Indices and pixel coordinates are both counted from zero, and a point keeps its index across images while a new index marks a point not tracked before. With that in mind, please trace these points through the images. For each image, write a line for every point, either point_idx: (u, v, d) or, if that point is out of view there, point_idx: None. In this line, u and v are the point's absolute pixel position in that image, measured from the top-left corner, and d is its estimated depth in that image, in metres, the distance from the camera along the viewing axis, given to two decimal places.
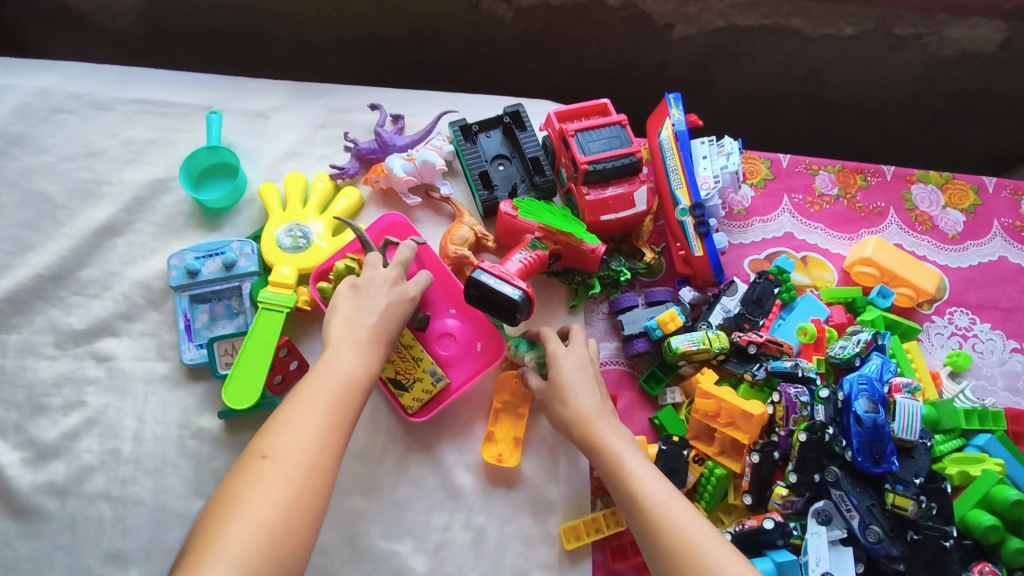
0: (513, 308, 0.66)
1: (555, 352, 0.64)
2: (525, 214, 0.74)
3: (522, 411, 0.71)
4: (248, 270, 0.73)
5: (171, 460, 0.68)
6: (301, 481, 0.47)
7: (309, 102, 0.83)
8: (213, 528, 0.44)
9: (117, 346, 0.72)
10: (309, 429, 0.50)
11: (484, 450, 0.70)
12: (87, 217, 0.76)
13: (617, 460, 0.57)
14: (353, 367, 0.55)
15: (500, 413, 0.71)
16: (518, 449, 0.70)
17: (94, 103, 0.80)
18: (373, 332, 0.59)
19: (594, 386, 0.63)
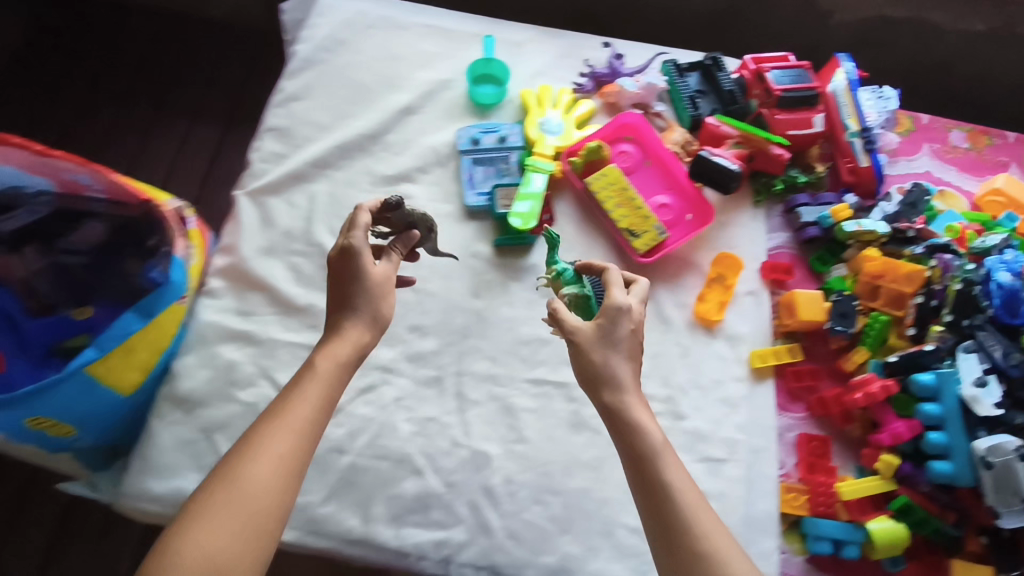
0: (726, 182, 0.89)
1: (622, 302, 0.67)
2: (727, 124, 0.95)
3: (730, 283, 0.91)
4: (516, 144, 0.96)
5: (457, 270, 0.90)
6: (263, 504, 0.56)
7: (553, 40, 1.06)
8: (180, 537, 0.54)
9: (414, 189, 0.95)
10: (263, 464, 0.57)
11: (697, 305, 0.90)
12: (393, 99, 1.00)
13: (651, 442, 0.62)
14: (312, 400, 0.62)
15: (712, 282, 0.91)
16: (723, 309, 0.90)
17: (396, 23, 1.06)
18: (342, 352, 0.65)
19: (637, 352, 0.67)
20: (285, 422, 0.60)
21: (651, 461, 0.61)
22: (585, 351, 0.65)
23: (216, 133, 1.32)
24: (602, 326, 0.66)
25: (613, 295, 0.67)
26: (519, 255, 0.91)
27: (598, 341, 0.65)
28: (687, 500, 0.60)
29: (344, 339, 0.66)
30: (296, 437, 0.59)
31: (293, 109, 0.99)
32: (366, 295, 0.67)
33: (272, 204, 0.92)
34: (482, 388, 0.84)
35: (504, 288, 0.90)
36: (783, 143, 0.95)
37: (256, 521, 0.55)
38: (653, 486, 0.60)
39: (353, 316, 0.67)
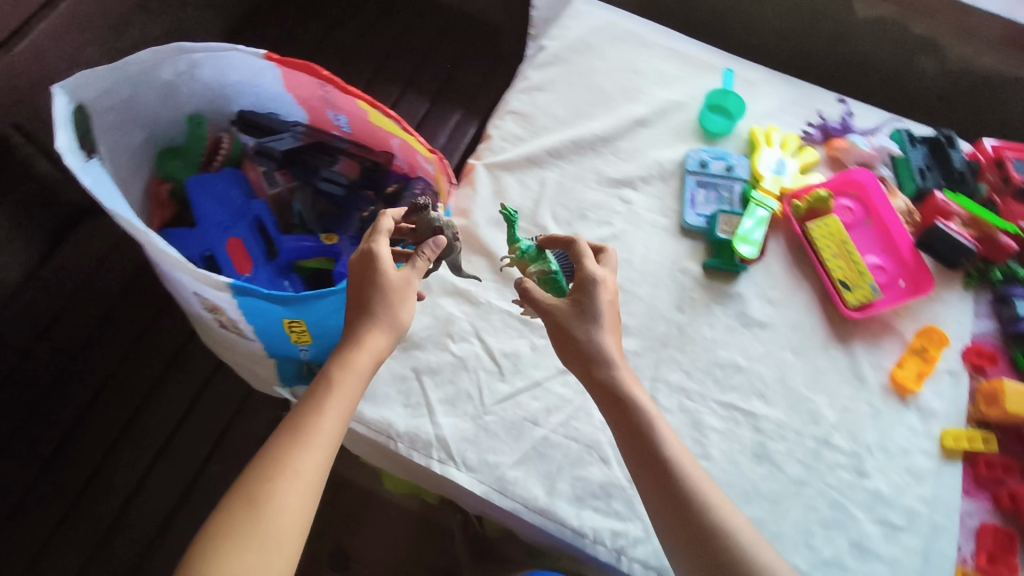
0: (956, 258, 0.93)
1: (596, 274, 0.77)
2: (957, 202, 0.96)
3: (931, 357, 0.90)
4: (742, 176, 0.99)
5: (666, 281, 0.93)
6: (299, 498, 0.64)
7: (788, 85, 1.09)
8: (224, 538, 0.61)
9: (635, 196, 0.99)
10: (293, 474, 0.64)
11: (894, 369, 0.90)
12: (628, 109, 1.05)
13: (643, 417, 0.73)
14: (336, 412, 0.69)
15: (913, 351, 0.91)
16: (921, 381, 0.89)
17: (641, 39, 1.11)
18: (366, 358, 0.72)
19: (614, 318, 0.78)
20: (311, 434, 0.67)
21: (653, 437, 0.72)
22: (569, 327, 0.76)
23: (422, 106, 1.40)
24: (578, 301, 0.77)
25: (587, 269, 0.77)
26: (727, 281, 0.94)
27: (578, 319, 0.76)
28: (728, 518, 0.69)
29: (365, 349, 0.72)
30: (326, 438, 0.67)
31: (535, 99, 1.05)
32: (388, 303, 0.74)
33: (506, 180, 0.98)
34: (675, 398, 0.86)
35: (707, 309, 0.92)
36: (1012, 231, 0.96)
37: (294, 510, 0.63)
38: (652, 461, 0.71)
39: (379, 326, 0.74)
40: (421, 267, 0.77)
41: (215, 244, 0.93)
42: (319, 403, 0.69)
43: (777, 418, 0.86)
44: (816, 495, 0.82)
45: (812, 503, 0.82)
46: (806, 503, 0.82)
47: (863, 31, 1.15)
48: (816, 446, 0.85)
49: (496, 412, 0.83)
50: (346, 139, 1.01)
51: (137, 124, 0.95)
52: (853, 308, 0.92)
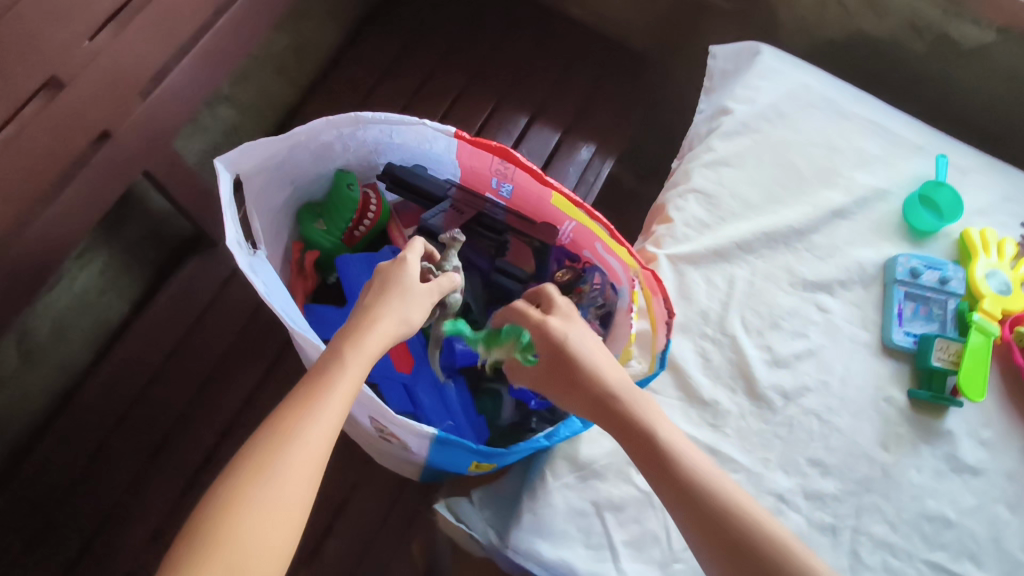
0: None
1: (546, 324, 0.70)
2: None
3: None
4: (957, 291, 0.87)
5: (868, 411, 0.83)
6: (307, 469, 0.52)
7: (1001, 176, 0.97)
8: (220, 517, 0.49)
9: (832, 303, 0.88)
10: (303, 443, 0.53)
11: None
12: (826, 195, 0.93)
13: (658, 448, 0.64)
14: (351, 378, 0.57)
15: None
16: None
17: (839, 109, 0.98)
18: (387, 331, 0.61)
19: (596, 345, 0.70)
20: (321, 395, 0.55)
21: (674, 457, 0.64)
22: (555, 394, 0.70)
23: (552, 137, 1.25)
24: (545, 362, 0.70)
25: (534, 323, 0.70)
26: (936, 416, 0.84)
27: (555, 380, 0.69)
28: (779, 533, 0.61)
29: (365, 333, 0.60)
30: (324, 419, 0.54)
31: (722, 175, 0.92)
32: (398, 299, 0.63)
33: (691, 277, 0.87)
34: (878, 555, 0.78)
35: (913, 448, 0.82)
36: None
37: (288, 497, 0.51)
38: (673, 477, 0.63)
39: (391, 313, 0.62)
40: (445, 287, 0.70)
41: None
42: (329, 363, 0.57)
43: None
44: None
45: None
46: None
47: None
48: None
49: (687, 560, 0.74)
50: (503, 205, 0.86)
51: (283, 185, 0.82)
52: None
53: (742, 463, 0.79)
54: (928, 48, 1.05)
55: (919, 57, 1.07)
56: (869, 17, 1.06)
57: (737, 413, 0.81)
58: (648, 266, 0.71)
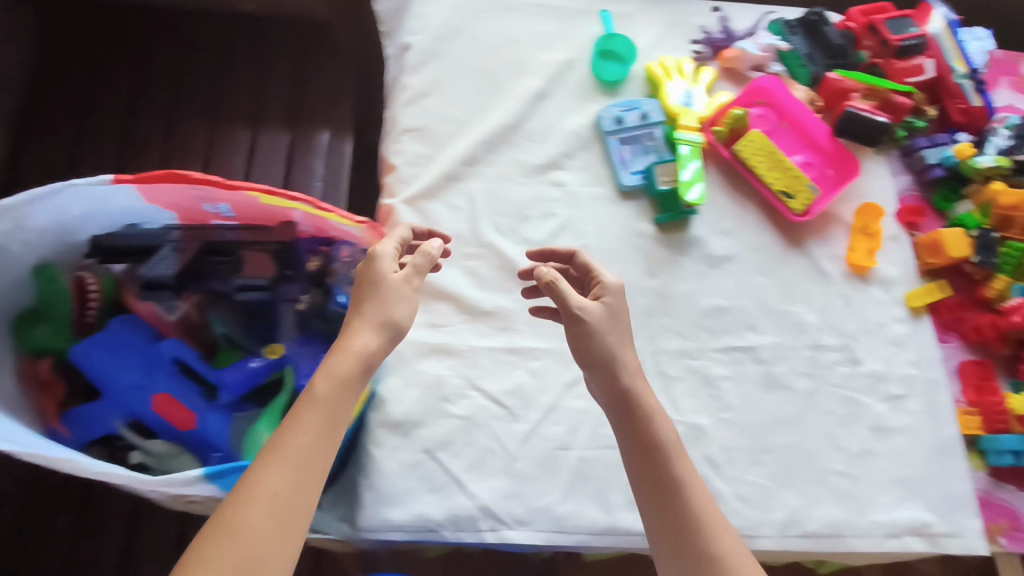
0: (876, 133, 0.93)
1: (608, 283, 0.72)
2: (850, 78, 0.99)
3: (874, 232, 0.96)
4: (659, 119, 0.96)
5: (627, 252, 0.92)
6: (306, 466, 0.55)
7: (660, 8, 1.06)
8: (229, 504, 0.52)
9: (565, 175, 0.95)
10: (296, 446, 0.55)
11: (849, 255, 0.95)
12: (522, 85, 0.98)
13: (625, 401, 0.66)
14: (340, 374, 0.60)
15: (858, 232, 0.96)
16: (874, 257, 0.95)
17: (504, 4, 1.02)
18: (370, 341, 0.63)
19: (620, 314, 0.70)
20: (308, 400, 0.58)
21: (643, 420, 0.65)
22: (595, 334, 0.68)
23: (282, 140, 1.25)
24: (608, 312, 0.70)
25: (608, 278, 0.73)
26: (681, 230, 0.93)
27: (602, 326, 0.68)
28: (706, 501, 0.62)
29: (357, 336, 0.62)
30: (319, 431, 0.57)
31: (425, 106, 0.95)
32: (386, 293, 0.65)
33: (434, 209, 0.90)
34: (680, 364, 0.87)
35: (675, 264, 0.92)
36: (905, 90, 1.00)
37: (280, 511, 0.52)
38: (650, 445, 0.64)
39: (377, 326, 0.63)
40: (423, 270, 0.67)
41: (138, 407, 0.78)
42: (332, 369, 0.60)
43: (772, 343, 0.90)
44: (827, 398, 0.88)
45: (827, 407, 0.87)
46: (822, 410, 0.87)
47: None
48: (812, 353, 0.90)
49: (525, 454, 0.80)
50: (233, 225, 0.82)
51: None
52: (800, 213, 0.95)
53: (542, 347, 0.85)
54: None
55: None
56: None
57: (521, 308, 0.87)
58: (367, 219, 0.80)
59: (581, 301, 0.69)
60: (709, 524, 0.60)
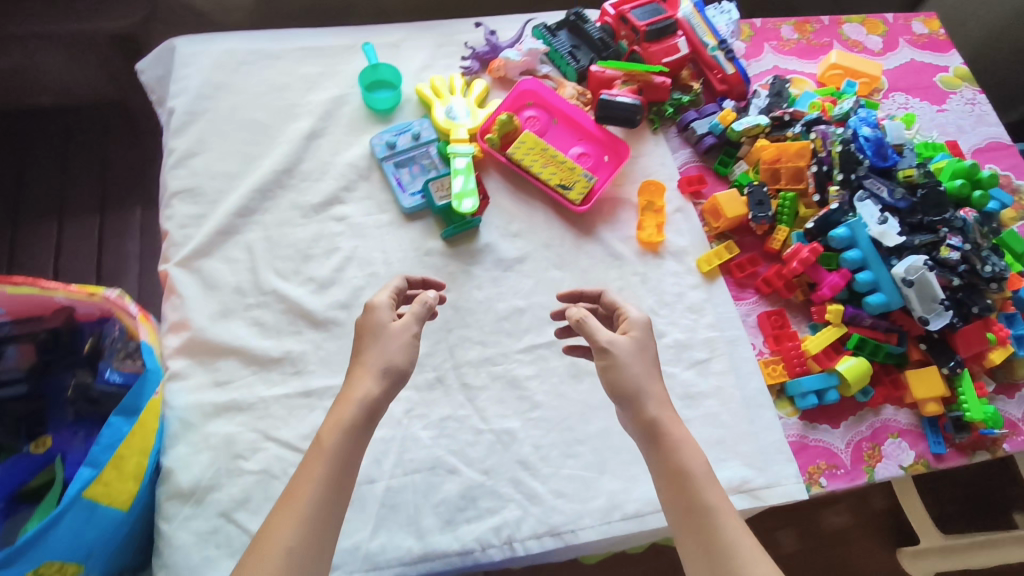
0: (631, 113, 0.96)
1: (633, 317, 0.75)
2: (610, 67, 1.04)
3: (659, 207, 1.00)
4: (431, 138, 0.98)
5: (418, 272, 0.91)
6: (316, 515, 0.58)
7: (426, 33, 1.11)
8: (247, 557, 0.56)
9: (347, 209, 0.95)
10: (309, 498, 0.59)
11: (638, 234, 0.98)
12: (293, 128, 0.99)
13: (652, 432, 0.67)
14: (346, 425, 0.63)
15: (644, 210, 1.00)
16: (662, 231, 0.98)
17: (268, 55, 1.04)
18: (374, 391, 0.66)
19: (641, 347, 0.72)
20: (322, 454, 0.62)
21: (656, 436, 0.67)
22: (620, 366, 0.70)
23: (93, 226, 1.19)
24: (633, 341, 0.72)
25: (632, 312, 0.76)
26: (469, 240, 0.94)
27: (624, 358, 0.71)
28: (725, 518, 0.62)
29: (361, 388, 0.66)
30: (322, 484, 0.60)
31: (193, 166, 0.94)
32: (384, 341, 0.69)
33: (209, 266, 0.88)
34: (483, 372, 0.86)
35: (467, 275, 0.92)
36: (661, 72, 1.06)
37: (290, 559, 0.55)
38: (679, 466, 0.65)
39: (380, 374, 0.67)
40: (420, 317, 0.72)
41: None
42: (341, 419, 0.64)
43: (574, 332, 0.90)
44: None
45: None
46: None
47: None
48: None
49: None
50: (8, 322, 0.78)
51: None
52: (581, 203, 0.97)
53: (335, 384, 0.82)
54: None
55: None
56: None
57: (311, 348, 0.85)
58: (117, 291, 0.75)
59: (609, 336, 0.72)
60: (741, 547, 0.60)
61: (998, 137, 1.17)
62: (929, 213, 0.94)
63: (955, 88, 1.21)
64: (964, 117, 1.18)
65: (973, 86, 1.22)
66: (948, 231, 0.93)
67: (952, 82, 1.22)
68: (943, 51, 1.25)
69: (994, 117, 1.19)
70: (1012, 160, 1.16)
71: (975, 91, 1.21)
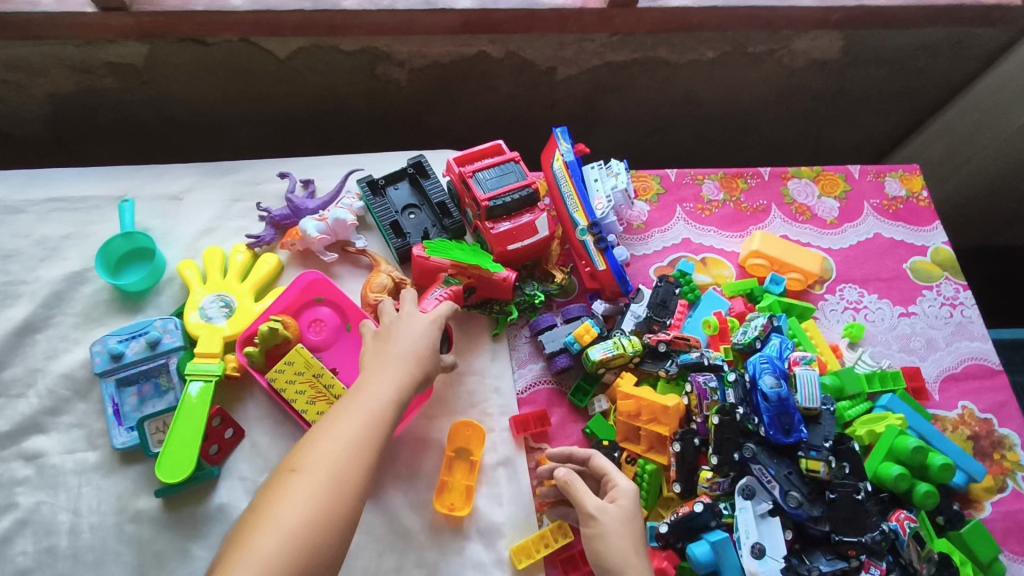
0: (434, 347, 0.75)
1: (622, 483, 0.62)
2: (437, 253, 0.77)
3: (475, 458, 0.74)
4: (173, 345, 0.74)
5: (111, 549, 0.67)
6: (358, 439, 0.54)
7: (221, 179, 0.87)
8: (269, 489, 0.51)
9: (46, 442, 0.72)
10: (351, 430, 0.55)
11: (438, 502, 0.71)
12: (4, 318, 0.77)
13: None
14: (398, 371, 0.61)
15: (453, 461, 0.74)
16: (471, 497, 0.72)
17: (5, 207, 0.83)
18: (420, 339, 0.64)
19: (633, 520, 0.59)
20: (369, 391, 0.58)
21: None
22: (607, 540, 0.58)
23: None
24: (622, 512, 0.60)
25: (620, 478, 0.63)
26: (197, 502, 0.69)
27: (614, 532, 0.58)
28: None
29: (402, 360, 0.62)
30: (364, 417, 0.56)
31: None
32: (417, 337, 0.64)
33: None
34: None
35: (181, 555, 0.67)
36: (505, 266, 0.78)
37: (329, 487, 0.51)
38: None
39: (420, 334, 0.65)
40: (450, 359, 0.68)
41: None
42: (393, 375, 0.60)
43: None
44: None
45: None
46: None
47: (298, 66, 0.95)
48: None
49: None
50: None
51: None
52: None
53: None
54: (120, 79, 0.93)
55: (125, 91, 0.95)
56: (40, 81, 0.92)
57: None
58: None
59: (597, 503, 0.60)
60: None
61: (982, 356, 0.86)
62: (841, 528, 0.65)
63: (930, 281, 0.90)
64: (936, 327, 0.87)
65: (956, 278, 0.91)
66: (865, 558, 0.64)
67: (927, 270, 0.91)
68: (922, 224, 0.94)
69: (979, 326, 0.88)
70: (1002, 394, 0.84)
71: (958, 285, 0.90)
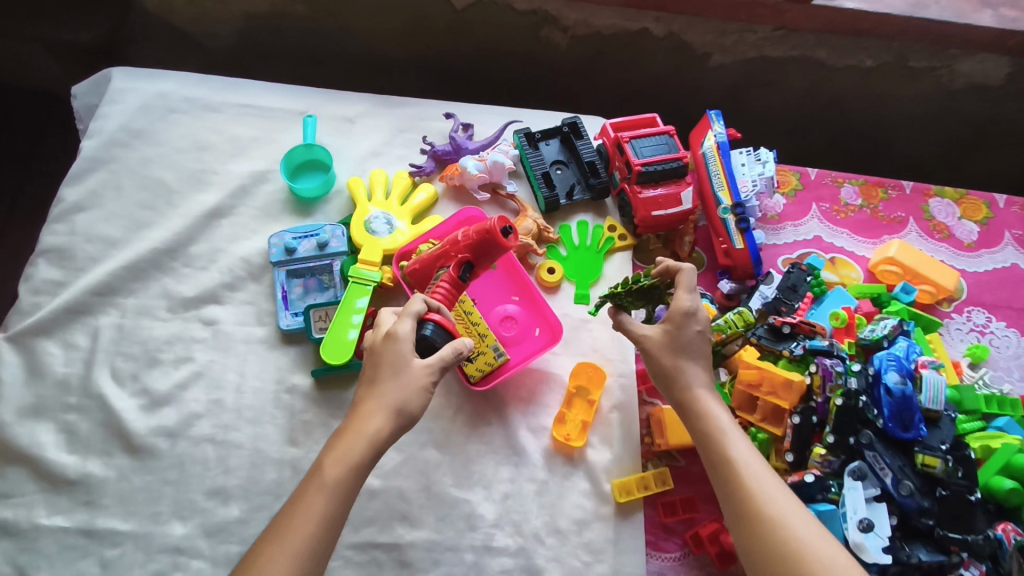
0: (429, 341, 0.65)
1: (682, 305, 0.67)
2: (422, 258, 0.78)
3: (593, 397, 0.79)
4: (339, 250, 0.83)
5: (268, 412, 0.76)
6: (311, 516, 0.55)
7: (391, 110, 0.95)
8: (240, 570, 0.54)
9: (221, 311, 0.81)
10: (308, 518, 0.55)
11: (555, 429, 0.77)
12: (196, 201, 0.87)
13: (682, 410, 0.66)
14: (360, 443, 0.60)
15: (574, 396, 0.79)
16: (585, 431, 0.77)
17: (205, 104, 0.93)
18: (386, 399, 0.62)
19: (682, 335, 0.67)
20: (328, 471, 0.58)
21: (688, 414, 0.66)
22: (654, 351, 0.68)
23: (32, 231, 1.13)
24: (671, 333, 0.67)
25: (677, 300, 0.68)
26: (344, 387, 0.77)
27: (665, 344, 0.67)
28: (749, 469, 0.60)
29: (367, 425, 0.61)
30: (325, 501, 0.56)
31: (75, 223, 0.84)
32: (394, 381, 0.63)
33: (44, 348, 0.78)
34: None
35: (325, 429, 0.75)
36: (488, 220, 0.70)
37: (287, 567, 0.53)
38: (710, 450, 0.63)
39: (392, 389, 0.63)
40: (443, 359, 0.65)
41: None
42: (351, 449, 0.59)
43: (426, 540, 0.72)
44: None
45: None
46: None
47: (470, 18, 1.02)
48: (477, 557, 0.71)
49: None
50: None
51: None
52: (479, 379, 0.79)
53: (125, 531, 0.70)
54: (310, 8, 1.02)
55: (311, 19, 1.04)
56: None
57: (115, 477, 0.72)
58: None
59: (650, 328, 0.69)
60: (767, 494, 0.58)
61: None
62: (946, 523, 0.66)
63: None
64: None
65: None
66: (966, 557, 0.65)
67: None
68: None
69: None
70: None
71: None
